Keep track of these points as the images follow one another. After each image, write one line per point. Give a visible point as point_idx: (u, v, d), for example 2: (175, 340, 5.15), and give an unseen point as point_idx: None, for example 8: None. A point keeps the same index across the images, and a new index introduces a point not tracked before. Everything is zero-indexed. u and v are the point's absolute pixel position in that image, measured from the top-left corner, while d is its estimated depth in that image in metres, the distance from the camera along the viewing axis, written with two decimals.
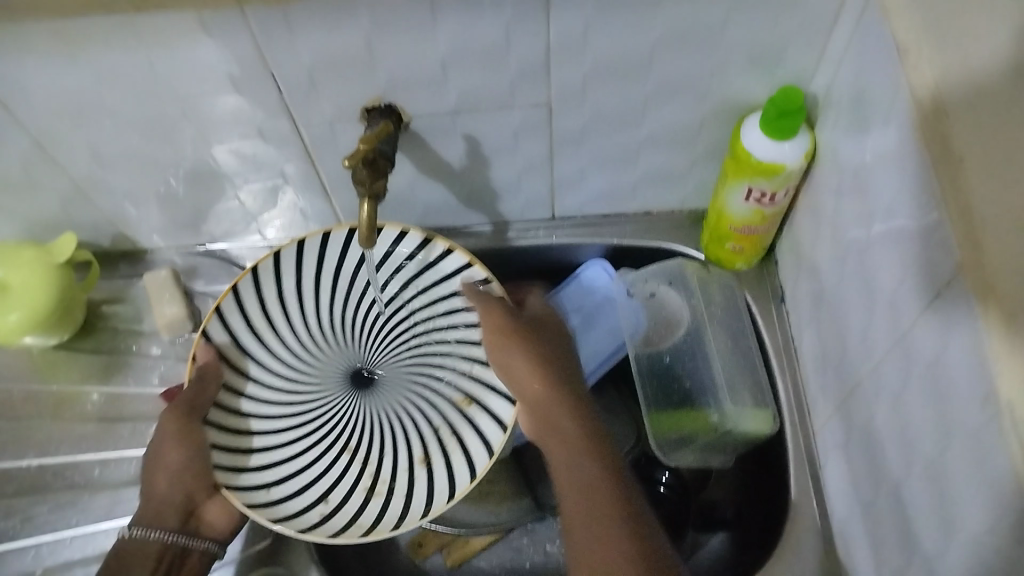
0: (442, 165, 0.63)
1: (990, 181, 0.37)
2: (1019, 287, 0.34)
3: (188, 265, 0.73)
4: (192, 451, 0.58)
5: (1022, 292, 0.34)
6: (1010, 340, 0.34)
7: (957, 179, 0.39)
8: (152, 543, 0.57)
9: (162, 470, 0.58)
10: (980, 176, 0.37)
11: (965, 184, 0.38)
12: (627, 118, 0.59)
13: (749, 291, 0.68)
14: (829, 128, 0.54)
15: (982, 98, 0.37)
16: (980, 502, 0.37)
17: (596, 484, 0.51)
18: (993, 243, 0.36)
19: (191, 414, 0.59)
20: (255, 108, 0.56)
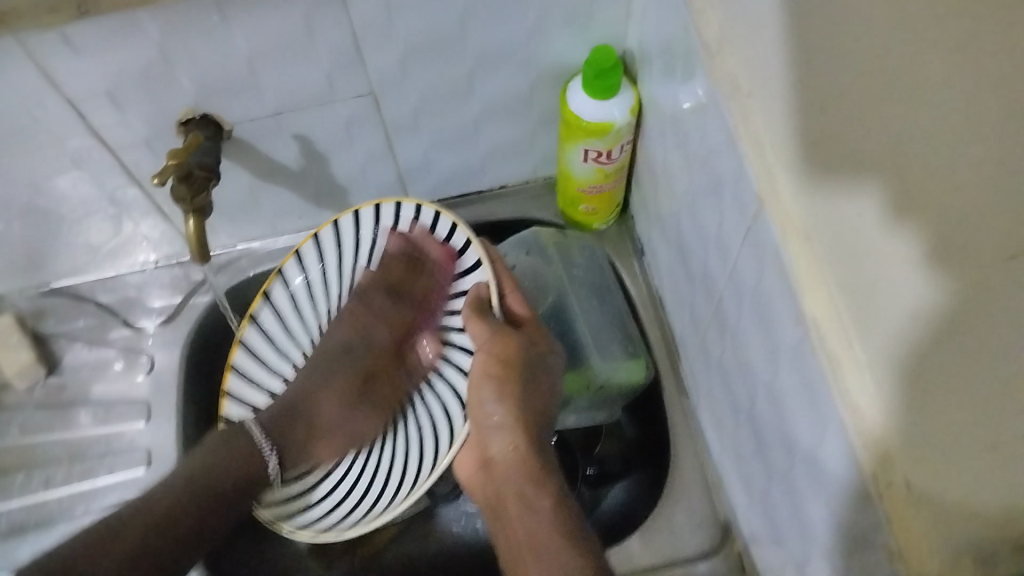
0: (279, 167, 0.62)
1: (774, 117, 0.38)
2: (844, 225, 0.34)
3: (35, 308, 0.69)
4: (346, 411, 0.61)
5: (818, 218, 0.35)
6: (811, 262, 0.36)
7: (748, 115, 0.41)
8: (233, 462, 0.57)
9: (327, 397, 0.61)
10: (765, 113, 0.39)
11: (754, 118, 0.40)
12: (455, 96, 0.59)
13: (610, 249, 0.70)
14: (647, 80, 0.55)
15: (757, 35, 0.39)
16: (808, 422, 0.39)
17: (546, 523, 0.50)
18: (785, 180, 0.38)
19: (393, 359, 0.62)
20: (63, 136, 0.54)
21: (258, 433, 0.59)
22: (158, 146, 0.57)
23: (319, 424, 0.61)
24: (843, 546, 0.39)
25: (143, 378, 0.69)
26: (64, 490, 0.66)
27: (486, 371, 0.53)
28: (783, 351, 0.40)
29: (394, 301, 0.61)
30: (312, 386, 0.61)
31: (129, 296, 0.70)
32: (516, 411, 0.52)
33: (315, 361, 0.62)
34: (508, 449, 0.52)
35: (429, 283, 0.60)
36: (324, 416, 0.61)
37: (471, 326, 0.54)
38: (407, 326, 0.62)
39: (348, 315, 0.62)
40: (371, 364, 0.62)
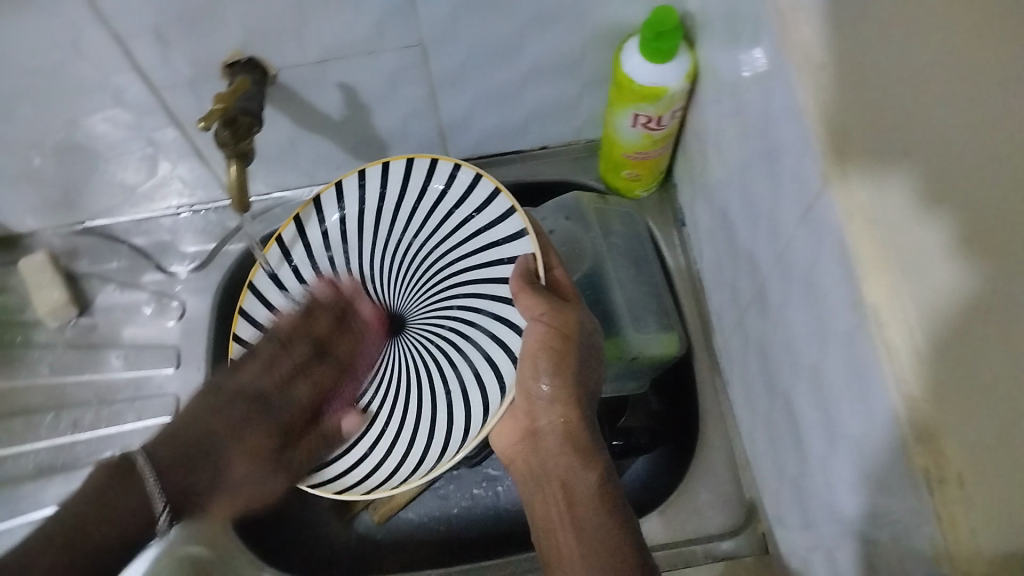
0: (320, 117, 0.60)
1: (854, 83, 0.37)
2: (896, 220, 0.34)
3: (67, 247, 0.69)
4: (256, 468, 0.58)
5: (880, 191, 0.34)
6: (869, 239, 0.34)
7: (820, 85, 0.39)
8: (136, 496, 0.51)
9: (236, 453, 0.57)
10: (842, 81, 0.38)
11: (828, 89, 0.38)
12: (504, 52, 0.57)
13: (650, 217, 0.68)
14: (706, 46, 0.53)
15: None
16: (854, 411, 0.38)
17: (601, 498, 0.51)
18: (858, 145, 0.36)
19: (312, 410, 0.61)
20: (105, 73, 0.53)
21: (150, 479, 0.52)
22: (200, 89, 0.55)
23: (224, 480, 0.56)
24: (880, 541, 0.38)
25: (174, 325, 0.69)
26: (91, 433, 0.66)
27: (540, 346, 0.52)
28: (832, 337, 0.39)
29: (315, 355, 0.61)
30: (222, 435, 0.57)
31: (163, 239, 0.69)
32: (566, 387, 0.52)
33: (217, 406, 0.58)
34: (557, 422, 0.53)
35: (354, 342, 0.62)
36: (233, 470, 0.57)
37: (521, 299, 0.53)
38: (323, 386, 0.61)
39: (264, 359, 0.60)
40: (285, 422, 0.59)
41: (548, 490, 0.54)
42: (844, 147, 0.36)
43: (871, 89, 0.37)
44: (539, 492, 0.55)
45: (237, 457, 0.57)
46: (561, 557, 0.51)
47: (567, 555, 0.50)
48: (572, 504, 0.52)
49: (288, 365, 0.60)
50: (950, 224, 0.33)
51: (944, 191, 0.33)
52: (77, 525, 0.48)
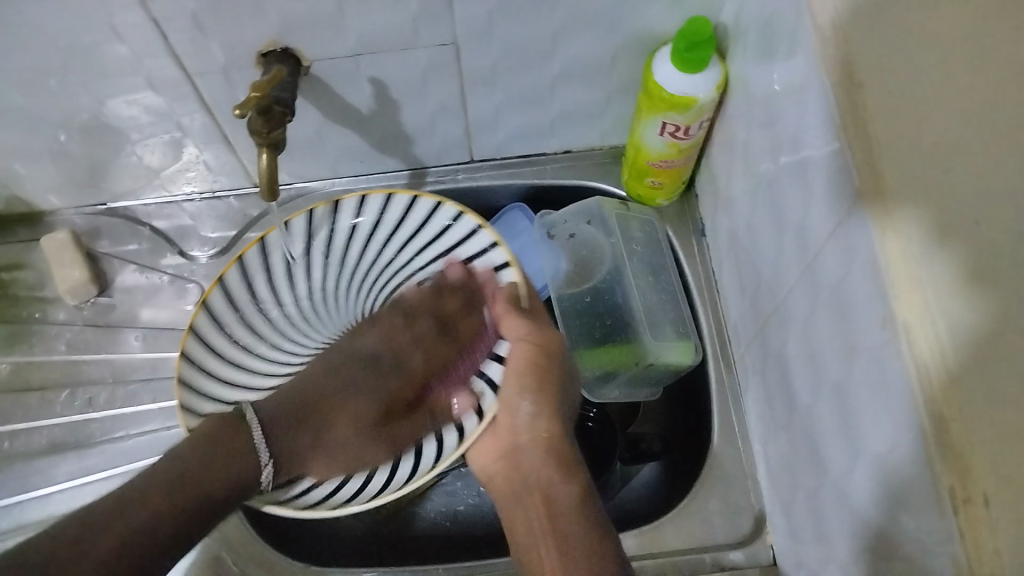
0: (349, 109, 0.61)
1: (893, 98, 0.37)
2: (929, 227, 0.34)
3: (89, 226, 0.70)
4: (358, 427, 0.59)
5: (921, 207, 0.34)
6: (908, 258, 0.35)
7: (855, 99, 0.39)
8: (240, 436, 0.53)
9: (343, 411, 0.59)
10: (881, 95, 0.37)
11: (863, 103, 0.38)
12: (536, 54, 0.57)
13: (670, 227, 0.68)
14: (738, 58, 0.54)
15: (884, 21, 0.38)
16: (881, 427, 0.38)
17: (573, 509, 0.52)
18: (892, 163, 0.36)
19: (417, 386, 0.61)
20: (141, 56, 0.53)
21: (257, 428, 0.54)
22: (233, 76, 0.56)
23: (326, 442, 0.58)
24: (901, 558, 0.38)
25: (192, 308, 0.69)
26: (106, 412, 0.66)
27: (525, 364, 0.56)
28: (861, 351, 0.39)
29: (440, 329, 0.61)
30: (333, 395, 0.59)
31: (184, 223, 0.70)
32: (547, 403, 0.56)
33: (331, 367, 0.60)
34: (538, 437, 0.56)
35: (477, 320, 0.61)
36: (336, 430, 0.58)
37: (505, 322, 0.58)
38: (439, 359, 0.62)
39: (382, 324, 0.62)
40: (387, 398, 0.60)
41: (530, 508, 0.55)
42: (873, 168, 0.37)
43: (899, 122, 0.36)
44: (521, 512, 0.55)
45: (339, 420, 0.58)
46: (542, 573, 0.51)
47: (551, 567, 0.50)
48: (553, 519, 0.53)
49: (405, 329, 0.61)
50: (963, 257, 0.33)
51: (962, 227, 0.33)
52: (188, 472, 0.50)
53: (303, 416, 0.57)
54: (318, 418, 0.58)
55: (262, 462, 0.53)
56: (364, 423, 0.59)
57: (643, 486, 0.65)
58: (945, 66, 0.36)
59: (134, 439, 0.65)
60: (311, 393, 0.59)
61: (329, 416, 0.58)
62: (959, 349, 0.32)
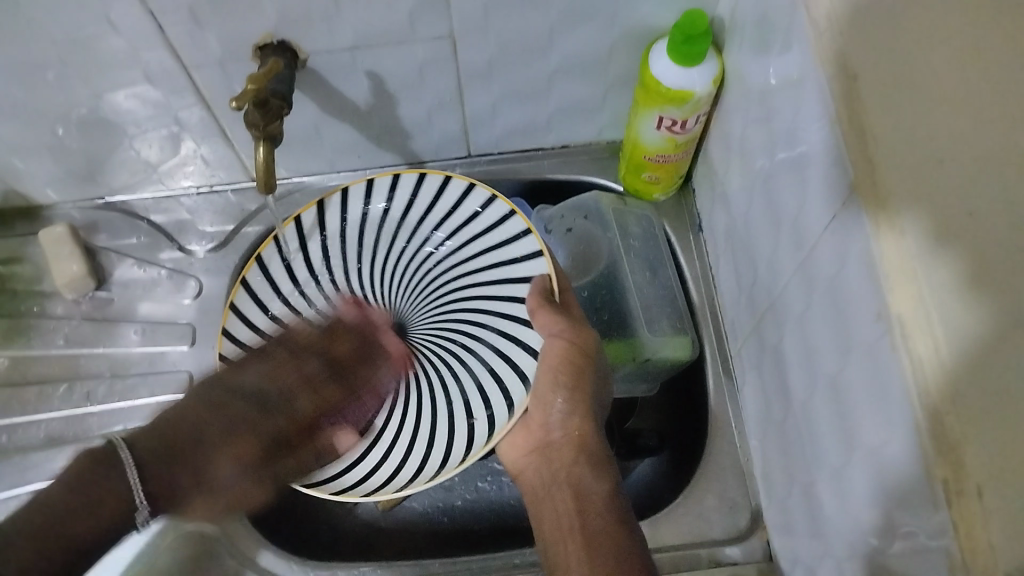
0: (345, 103, 0.61)
1: (885, 92, 0.37)
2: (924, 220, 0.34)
3: (87, 221, 0.70)
4: (238, 464, 0.56)
5: (915, 202, 0.34)
6: (903, 251, 0.35)
7: (850, 94, 0.39)
8: (118, 488, 0.48)
9: (223, 445, 0.55)
10: (874, 90, 0.38)
11: (858, 98, 0.38)
12: (532, 48, 0.57)
13: (668, 222, 0.68)
14: (734, 52, 0.54)
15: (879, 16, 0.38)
16: (876, 419, 0.38)
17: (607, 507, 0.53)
18: (886, 157, 0.36)
19: (303, 424, 0.59)
20: (138, 50, 0.53)
21: (133, 469, 0.49)
22: (229, 70, 0.56)
23: (211, 479, 0.54)
24: (897, 550, 0.38)
25: (190, 302, 0.69)
26: (104, 405, 0.67)
27: (561, 362, 0.55)
28: (856, 344, 0.39)
29: (329, 372, 0.61)
30: (212, 427, 0.55)
31: (182, 218, 0.70)
32: (581, 402, 0.55)
33: (217, 405, 0.56)
34: (572, 435, 0.56)
35: (371, 370, 0.63)
36: (218, 471, 0.54)
37: (541, 317, 0.56)
38: (328, 404, 0.61)
39: (272, 361, 0.59)
40: (277, 429, 0.58)
41: (557, 503, 0.55)
42: (872, 175, 0.37)
43: (893, 130, 0.36)
44: (549, 505, 0.55)
45: (224, 457, 0.55)
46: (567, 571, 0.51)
47: (575, 567, 0.50)
48: (582, 516, 0.53)
49: (294, 363, 0.60)
50: (953, 269, 0.32)
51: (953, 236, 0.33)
52: (61, 510, 0.46)
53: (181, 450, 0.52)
54: (199, 450, 0.53)
55: (138, 500, 0.49)
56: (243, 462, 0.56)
57: (640, 483, 0.65)
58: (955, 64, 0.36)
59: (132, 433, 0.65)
60: (193, 426, 0.54)
61: (217, 449, 0.54)
62: (953, 361, 0.32)
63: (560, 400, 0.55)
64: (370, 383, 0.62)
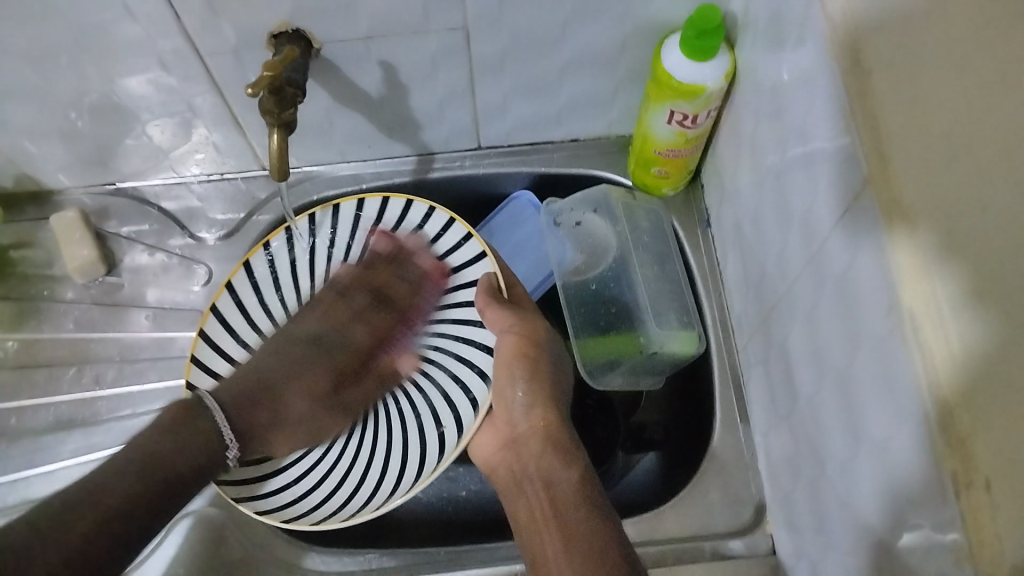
0: (358, 93, 0.61)
1: (897, 90, 0.37)
2: (939, 213, 0.34)
3: (98, 206, 0.70)
4: (311, 399, 0.62)
5: (928, 199, 0.35)
6: (917, 247, 0.35)
7: (864, 93, 0.39)
8: (209, 422, 0.55)
9: (294, 381, 0.62)
10: (888, 88, 0.38)
11: (873, 95, 0.39)
12: (545, 41, 0.58)
13: (677, 217, 0.68)
14: (747, 48, 0.54)
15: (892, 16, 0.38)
16: (883, 413, 0.38)
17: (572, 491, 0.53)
18: (898, 155, 0.37)
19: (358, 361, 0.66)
20: (153, 36, 0.53)
21: (218, 410, 0.56)
22: (243, 57, 0.56)
23: (283, 416, 0.61)
24: (903, 543, 0.38)
25: (199, 289, 0.70)
26: (113, 389, 0.67)
27: (516, 352, 0.58)
28: (865, 339, 0.40)
29: (372, 304, 0.67)
30: (278, 372, 0.62)
31: (193, 205, 0.70)
32: (539, 391, 0.57)
33: (281, 349, 0.63)
34: (535, 425, 0.57)
35: (413, 293, 0.67)
36: (293, 406, 0.61)
37: (490, 315, 0.59)
38: (380, 334, 0.67)
39: (324, 308, 0.66)
40: (341, 363, 0.65)
41: (528, 495, 0.56)
42: (886, 181, 0.37)
43: (910, 136, 0.36)
44: (520, 499, 0.56)
45: (295, 390, 0.62)
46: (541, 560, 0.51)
47: (549, 550, 0.51)
48: (553, 501, 0.54)
49: (342, 305, 0.66)
50: (960, 275, 0.33)
51: (956, 245, 0.33)
52: (164, 448, 0.51)
53: (259, 397, 0.60)
54: (269, 383, 0.61)
55: (228, 431, 0.55)
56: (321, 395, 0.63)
57: (643, 476, 0.66)
58: (951, 62, 0.35)
59: (141, 417, 0.66)
60: (279, 373, 0.61)
61: (287, 369, 0.62)
62: (964, 365, 0.32)
63: (520, 393, 0.58)
64: (415, 304, 0.67)
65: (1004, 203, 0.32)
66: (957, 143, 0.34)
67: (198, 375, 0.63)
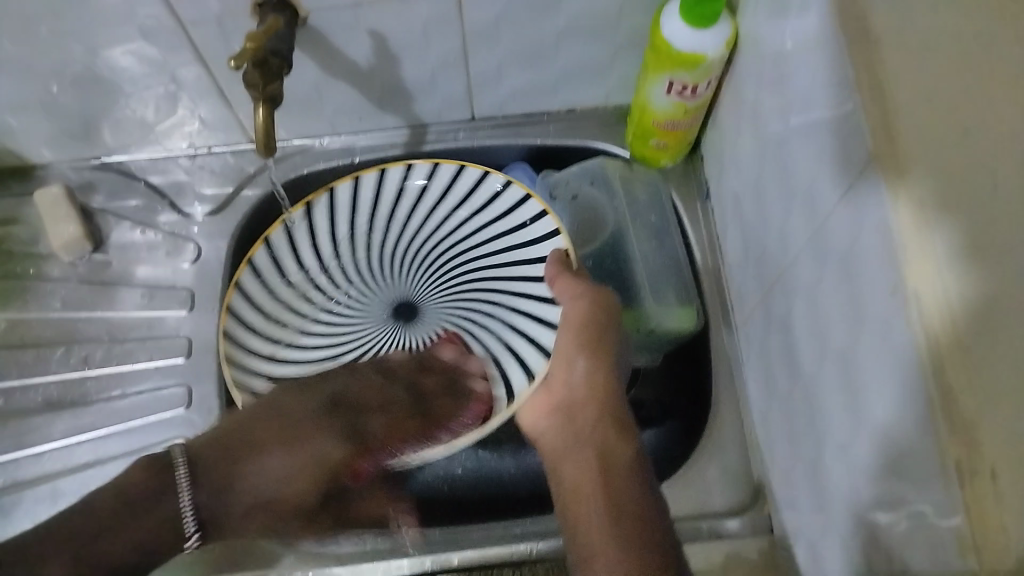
0: (347, 64, 0.59)
1: (903, 51, 0.36)
2: (938, 165, 0.34)
3: (84, 181, 0.69)
4: (302, 489, 0.54)
5: (930, 158, 0.34)
6: (924, 201, 0.34)
7: (871, 44, 0.38)
8: (165, 506, 0.48)
9: (277, 469, 0.53)
10: (896, 50, 0.37)
11: (880, 51, 0.37)
12: (540, 8, 0.56)
13: (675, 189, 0.67)
14: (749, 15, 0.52)
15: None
16: (885, 392, 0.37)
17: (627, 464, 0.51)
18: (904, 105, 0.36)
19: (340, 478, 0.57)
20: (133, 5, 0.51)
21: (185, 490, 0.48)
22: (227, 27, 0.54)
23: (262, 501, 0.52)
24: (904, 527, 0.37)
25: (188, 267, 0.68)
26: (101, 369, 0.66)
27: (583, 322, 0.56)
28: (868, 320, 0.38)
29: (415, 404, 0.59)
30: (268, 445, 0.53)
31: (179, 180, 0.69)
32: (601, 360, 0.56)
33: (272, 413, 0.55)
34: (593, 393, 0.55)
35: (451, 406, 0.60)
36: (287, 491, 0.53)
37: (563, 285, 0.58)
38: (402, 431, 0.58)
39: (361, 375, 0.59)
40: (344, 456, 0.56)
41: (576, 459, 0.53)
42: (882, 108, 0.36)
43: (910, 71, 0.36)
44: (565, 464, 0.54)
45: (277, 479, 0.53)
46: (587, 534, 0.49)
47: (595, 523, 0.49)
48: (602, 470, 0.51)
49: (375, 389, 0.58)
50: (955, 214, 0.32)
51: (946, 189, 0.33)
52: (115, 519, 0.46)
53: (241, 462, 0.52)
54: (245, 463, 0.52)
55: (189, 519, 0.48)
56: (311, 487, 0.55)
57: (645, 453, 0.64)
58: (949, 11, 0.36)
59: (130, 398, 0.65)
60: (257, 447, 0.53)
61: (284, 474, 0.53)
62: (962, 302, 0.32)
63: (585, 359, 0.56)
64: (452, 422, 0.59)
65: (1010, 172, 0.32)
66: (962, 100, 0.34)
67: (239, 301, 0.62)
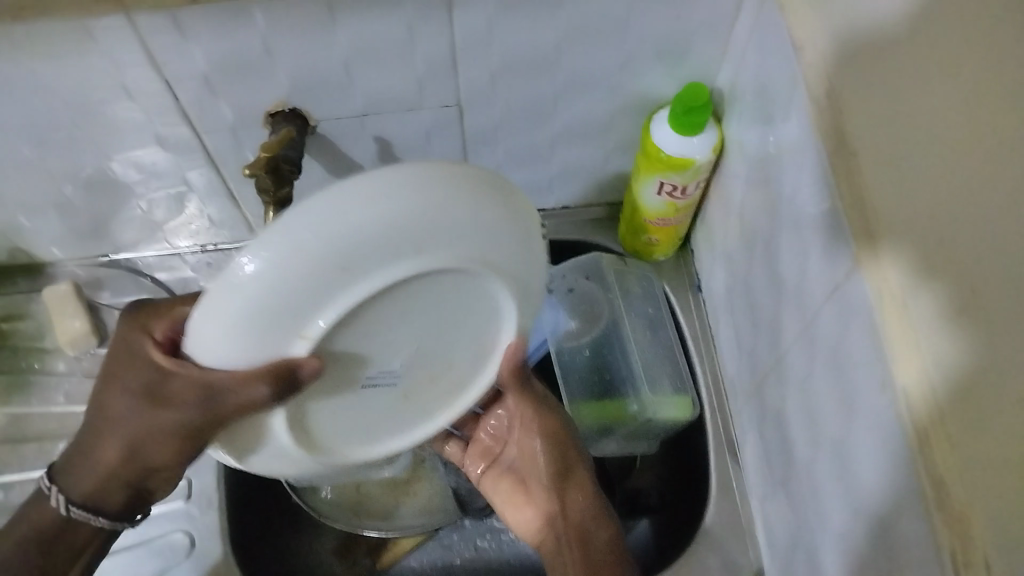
0: (353, 166, 0.62)
1: (876, 154, 0.39)
2: (914, 260, 0.36)
3: (91, 277, 0.71)
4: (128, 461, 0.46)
5: (907, 255, 0.36)
6: (911, 295, 0.36)
7: (849, 154, 0.40)
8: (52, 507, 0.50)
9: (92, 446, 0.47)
10: (871, 154, 0.39)
11: (858, 158, 0.40)
12: (538, 114, 0.59)
13: (668, 282, 0.70)
14: (735, 121, 0.55)
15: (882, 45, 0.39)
16: (878, 482, 0.39)
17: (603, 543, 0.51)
18: (881, 203, 0.38)
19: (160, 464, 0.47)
20: (151, 115, 0.54)
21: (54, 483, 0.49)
22: (239, 134, 0.57)
23: (92, 471, 0.47)
24: None
25: None
26: None
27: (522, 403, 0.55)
28: (859, 411, 0.40)
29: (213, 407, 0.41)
30: (100, 415, 0.46)
31: (186, 276, 0.71)
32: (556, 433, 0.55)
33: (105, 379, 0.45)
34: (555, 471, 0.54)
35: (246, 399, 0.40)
36: (105, 456, 0.46)
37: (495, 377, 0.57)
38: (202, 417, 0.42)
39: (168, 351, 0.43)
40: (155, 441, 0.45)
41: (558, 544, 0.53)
42: (864, 214, 0.39)
43: (883, 167, 0.38)
44: (557, 553, 0.53)
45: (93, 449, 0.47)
46: None
47: None
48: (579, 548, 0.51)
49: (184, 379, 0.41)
50: (934, 308, 0.34)
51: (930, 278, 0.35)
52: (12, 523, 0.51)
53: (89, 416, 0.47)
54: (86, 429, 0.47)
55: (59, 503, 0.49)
56: (138, 457, 0.46)
57: (642, 539, 0.65)
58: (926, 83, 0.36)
59: None
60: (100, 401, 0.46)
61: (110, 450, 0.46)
62: (941, 388, 0.34)
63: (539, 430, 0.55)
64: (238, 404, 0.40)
65: (993, 249, 0.32)
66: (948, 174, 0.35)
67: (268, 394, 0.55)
